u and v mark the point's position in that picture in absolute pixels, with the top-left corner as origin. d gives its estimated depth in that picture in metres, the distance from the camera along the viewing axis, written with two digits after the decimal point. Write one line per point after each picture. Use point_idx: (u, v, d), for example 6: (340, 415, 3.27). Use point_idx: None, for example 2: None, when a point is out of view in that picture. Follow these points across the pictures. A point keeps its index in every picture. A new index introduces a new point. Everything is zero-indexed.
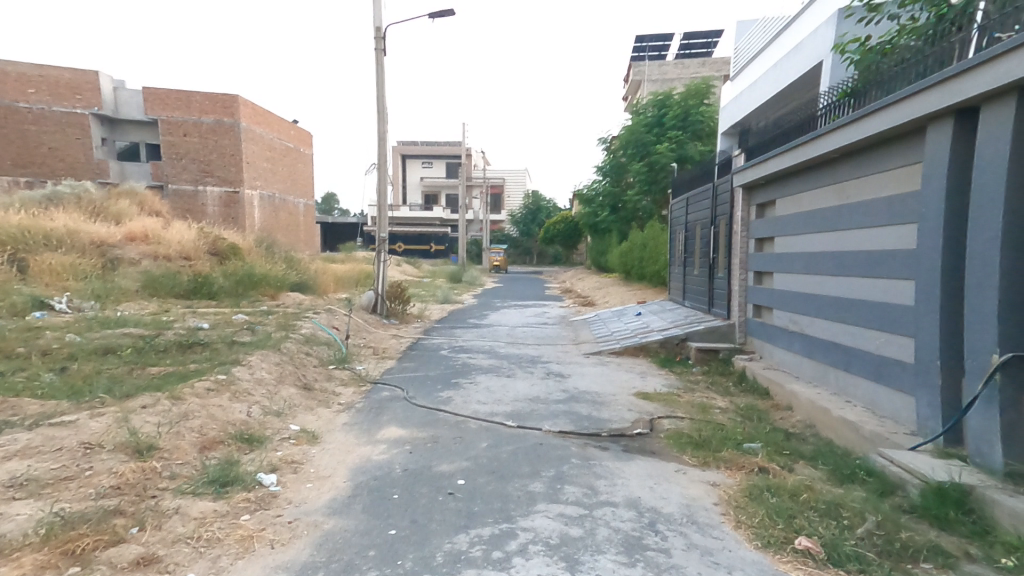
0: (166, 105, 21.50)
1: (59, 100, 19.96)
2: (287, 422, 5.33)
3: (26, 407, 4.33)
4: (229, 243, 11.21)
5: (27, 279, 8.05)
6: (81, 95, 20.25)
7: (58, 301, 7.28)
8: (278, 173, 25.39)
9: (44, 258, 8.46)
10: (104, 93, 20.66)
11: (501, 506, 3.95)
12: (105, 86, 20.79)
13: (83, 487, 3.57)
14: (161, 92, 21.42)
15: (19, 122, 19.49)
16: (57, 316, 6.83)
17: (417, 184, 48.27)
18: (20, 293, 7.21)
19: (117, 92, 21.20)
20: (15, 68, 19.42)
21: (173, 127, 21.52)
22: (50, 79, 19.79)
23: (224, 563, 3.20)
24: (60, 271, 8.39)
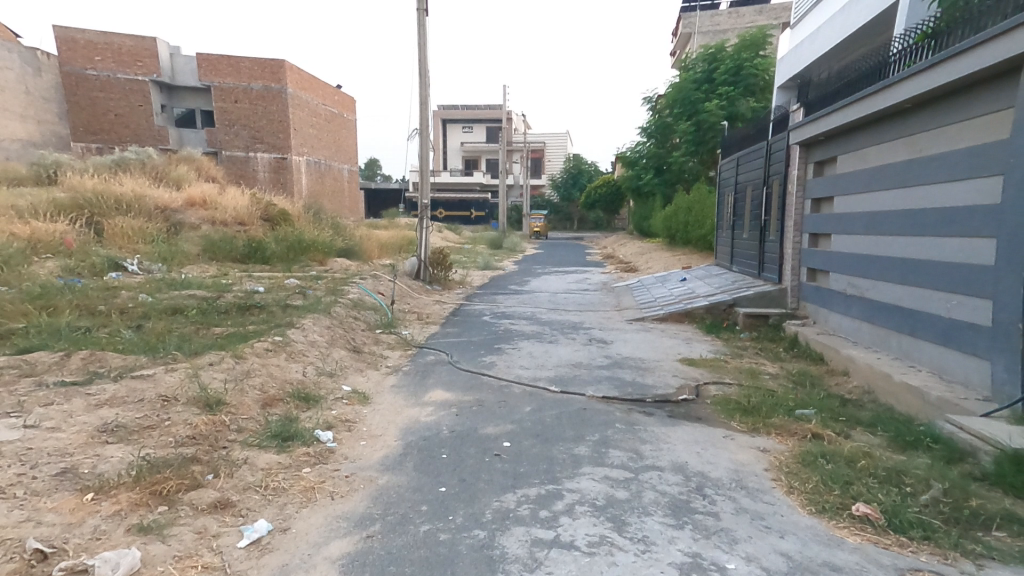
0: (218, 72, 21.95)
1: (122, 68, 20.66)
2: (340, 382, 5.55)
3: (109, 360, 4.65)
4: (280, 210, 11.57)
5: (103, 242, 8.52)
6: (141, 62, 20.90)
7: (129, 262, 7.68)
8: (322, 140, 25.66)
9: (116, 221, 8.92)
10: (161, 61, 21.18)
11: (547, 468, 4.03)
12: (162, 53, 21.35)
13: (163, 436, 3.85)
14: (213, 59, 21.84)
15: (88, 89, 20.29)
16: (130, 277, 7.22)
17: (457, 150, 48.29)
18: (97, 254, 7.64)
19: (173, 58, 21.79)
20: (84, 35, 20.10)
21: (224, 94, 21.99)
22: (113, 47, 20.43)
23: (290, 511, 3.41)
24: (131, 234, 8.83)
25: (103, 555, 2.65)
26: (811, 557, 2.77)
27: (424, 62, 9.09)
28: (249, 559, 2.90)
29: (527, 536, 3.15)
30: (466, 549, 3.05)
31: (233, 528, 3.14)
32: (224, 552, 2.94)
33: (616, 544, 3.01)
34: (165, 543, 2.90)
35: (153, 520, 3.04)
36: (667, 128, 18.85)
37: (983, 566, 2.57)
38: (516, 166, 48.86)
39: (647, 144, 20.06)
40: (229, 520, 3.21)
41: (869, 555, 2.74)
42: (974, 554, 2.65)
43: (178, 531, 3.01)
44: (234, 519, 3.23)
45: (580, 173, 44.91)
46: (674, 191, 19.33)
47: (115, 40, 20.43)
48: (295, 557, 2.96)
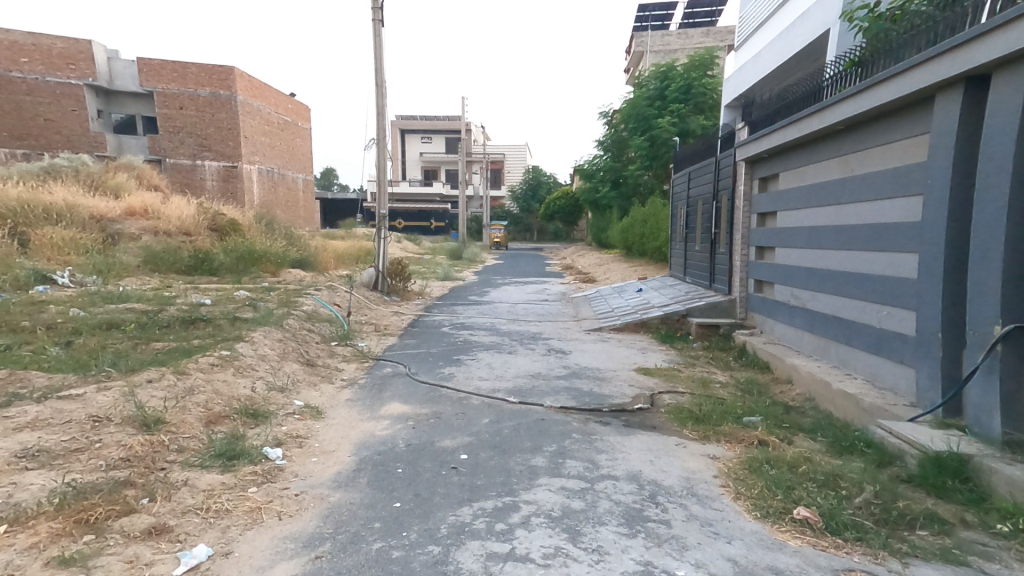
0: (159, 77, 21.16)
1: (53, 71, 19.53)
2: (291, 397, 5.38)
3: (33, 380, 4.34)
4: (229, 219, 11.18)
5: (29, 253, 8.00)
6: (74, 66, 19.87)
7: (59, 275, 7.22)
8: (276, 148, 25.04)
9: (44, 232, 8.38)
10: (98, 64, 20.28)
11: (503, 480, 4.01)
12: (98, 57, 20.42)
13: (93, 459, 3.62)
14: (154, 64, 21.07)
15: (12, 92, 18.99)
16: (60, 290, 6.80)
17: (418, 159, 48.02)
18: (21, 266, 7.15)
19: (110, 62, 20.85)
20: (5, 35, 18.84)
21: (167, 99, 21.10)
22: (43, 48, 19.36)
23: (233, 533, 3.26)
24: (62, 245, 8.33)
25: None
26: (755, 561, 2.85)
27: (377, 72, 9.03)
28: None
29: (482, 550, 3.12)
30: (420, 565, 2.99)
31: (169, 555, 2.97)
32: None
33: (570, 555, 3.01)
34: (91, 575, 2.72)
35: (76, 551, 2.85)
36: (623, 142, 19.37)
37: (909, 564, 2.71)
38: (478, 176, 48.97)
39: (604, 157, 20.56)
40: (165, 546, 3.05)
41: (808, 558, 2.83)
42: (901, 552, 2.79)
43: (106, 561, 2.83)
44: (171, 545, 3.06)
45: (541, 184, 45.42)
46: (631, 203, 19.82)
47: (45, 41, 19.36)
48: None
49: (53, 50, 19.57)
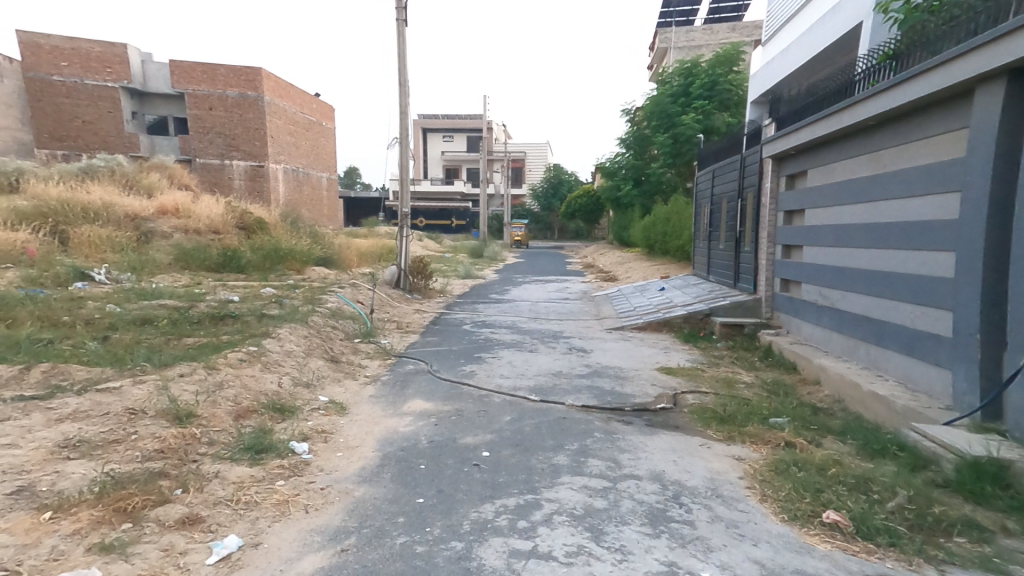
0: (190, 78, 21.59)
1: (91, 74, 20.20)
2: (316, 393, 5.48)
3: (73, 372, 4.50)
4: (256, 218, 11.40)
5: (68, 251, 8.29)
6: (111, 69, 20.50)
7: (96, 272, 7.47)
8: (301, 148, 25.44)
9: (82, 230, 8.68)
10: (132, 67, 20.84)
11: (525, 478, 4.02)
12: (133, 60, 21.02)
13: (130, 450, 3.74)
14: (186, 66, 21.57)
15: (53, 95, 19.74)
16: (97, 287, 7.03)
17: (438, 158, 48.26)
18: (61, 263, 7.42)
19: (145, 65, 21.45)
20: (49, 41, 19.62)
21: (198, 100, 21.58)
22: (81, 52, 20.02)
23: (263, 525, 3.34)
24: (99, 243, 8.60)
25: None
26: (782, 564, 2.81)
27: (401, 71, 9.10)
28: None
29: (505, 547, 3.13)
30: (443, 561, 3.02)
31: (202, 545, 3.07)
32: (191, 569, 2.86)
33: (593, 554, 3.01)
34: (129, 562, 2.82)
35: (116, 539, 2.96)
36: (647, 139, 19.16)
37: (945, 571, 2.64)
38: (498, 175, 48.99)
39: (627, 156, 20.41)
40: (198, 536, 3.14)
41: (838, 562, 2.78)
42: (936, 559, 2.72)
43: (144, 548, 2.94)
44: (203, 535, 3.16)
45: (561, 182, 45.21)
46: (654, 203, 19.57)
47: (82, 45, 20.00)
48: (267, 573, 2.91)
49: (90, 54, 20.23)
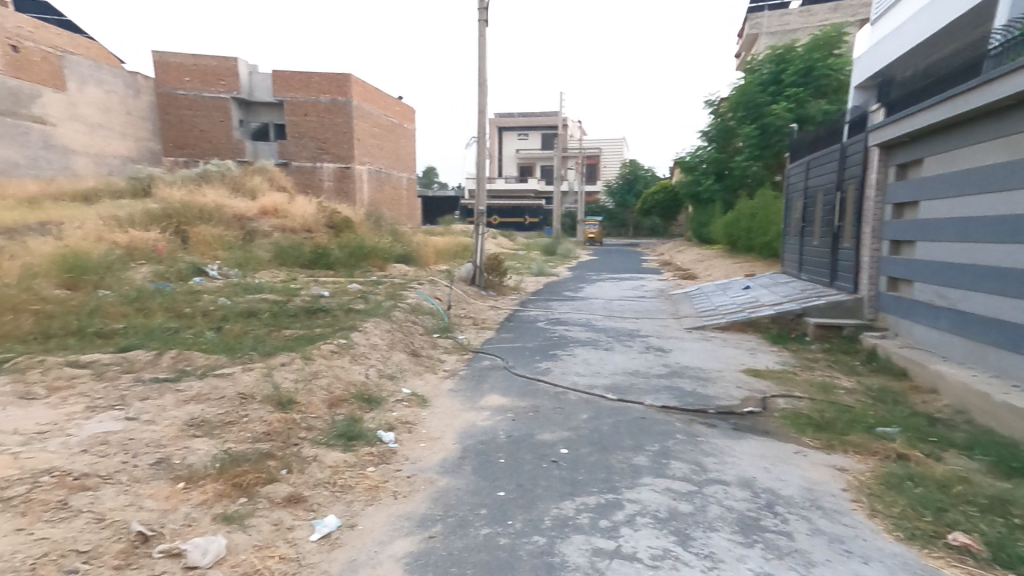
0: (289, 85, 23.21)
1: (207, 87, 22.16)
2: (400, 385, 5.71)
3: (194, 358, 4.97)
4: (343, 217, 11.99)
5: (188, 249, 9.14)
6: (224, 81, 22.35)
7: (211, 268, 8.20)
8: (383, 149, 26.61)
9: (199, 230, 9.55)
10: (241, 77, 22.52)
11: (605, 477, 3.97)
12: (243, 72, 22.73)
13: (243, 431, 4.08)
14: (286, 75, 23.14)
15: (176, 107, 21.90)
16: (211, 281, 7.73)
17: (512, 156, 48.70)
18: (183, 260, 8.22)
19: (252, 76, 23.11)
20: (176, 58, 21.75)
21: (295, 107, 23.17)
22: (199, 66, 21.94)
23: (356, 508, 3.54)
24: (213, 242, 9.41)
25: (195, 540, 2.89)
26: None
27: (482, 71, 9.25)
28: (320, 552, 3.07)
29: (587, 545, 3.11)
30: (526, 554, 3.05)
31: (306, 522, 3.32)
32: (298, 545, 3.11)
33: (680, 559, 2.92)
34: (247, 533, 3.09)
35: (236, 511, 3.24)
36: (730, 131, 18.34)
37: None
38: (572, 171, 48.52)
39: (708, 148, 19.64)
40: (303, 514, 3.39)
41: None
42: None
43: (258, 521, 3.20)
44: (307, 513, 3.41)
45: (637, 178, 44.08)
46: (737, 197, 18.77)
47: (200, 60, 21.89)
48: (363, 553, 3.09)
49: (206, 68, 22.11)
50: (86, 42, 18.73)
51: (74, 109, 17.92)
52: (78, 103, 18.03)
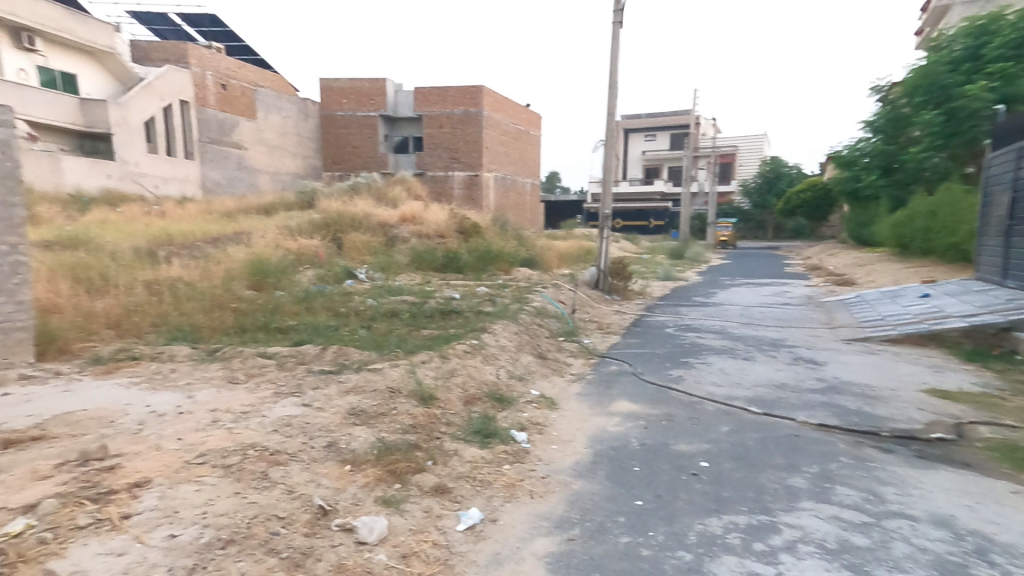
0: (428, 100, 24.10)
1: (359, 107, 23.65)
2: (528, 386, 5.77)
3: (350, 353, 5.45)
4: (472, 223, 12.59)
5: (342, 253, 10.16)
6: (373, 101, 23.59)
7: (360, 272, 9.03)
8: (510, 155, 26.93)
9: (352, 236, 10.58)
10: (388, 97, 23.79)
11: (755, 496, 3.62)
12: (389, 90, 23.88)
13: (392, 422, 4.35)
14: (426, 91, 24.03)
15: (335, 127, 23.77)
16: (360, 283, 8.51)
17: (638, 158, 47.48)
18: (338, 263, 9.16)
19: (398, 94, 24.28)
20: (336, 84, 23.68)
21: (432, 121, 24.12)
22: (355, 89, 23.48)
23: (496, 503, 3.61)
24: (361, 248, 10.36)
25: (362, 519, 3.11)
26: None
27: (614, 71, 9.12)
28: (468, 542, 3.17)
29: (742, 568, 2.85)
30: (672, 570, 2.88)
31: (452, 512, 3.45)
32: (447, 533, 3.24)
33: None
34: (402, 516, 3.27)
35: (392, 495, 3.45)
36: (906, 118, 16.31)
37: None
38: (702, 171, 46.20)
39: (876, 139, 17.62)
40: (449, 504, 3.52)
41: None
42: None
43: (411, 507, 3.38)
44: (452, 504, 3.54)
45: (778, 177, 40.30)
46: (909, 194, 16.56)
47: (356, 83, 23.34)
48: (506, 548, 3.13)
49: (363, 90, 23.85)
50: (270, 76, 22.20)
51: (262, 134, 21.27)
52: (264, 129, 21.35)
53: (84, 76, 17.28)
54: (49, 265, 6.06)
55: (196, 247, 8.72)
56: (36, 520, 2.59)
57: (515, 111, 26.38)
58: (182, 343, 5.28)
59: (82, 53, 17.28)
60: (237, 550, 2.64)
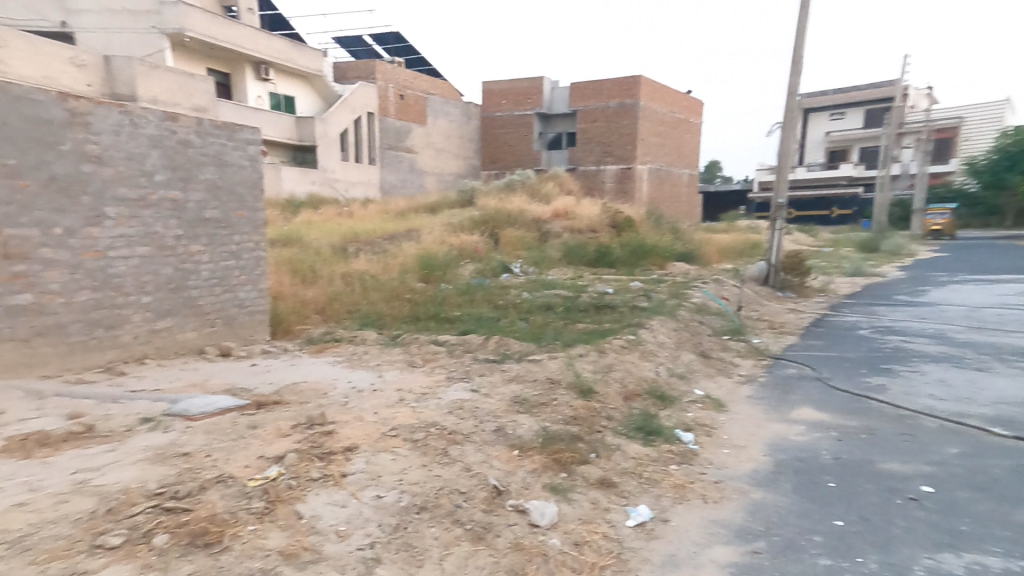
0: (585, 96, 21.54)
1: (517, 106, 22.54)
2: (691, 386, 5.42)
3: (510, 344, 5.66)
4: (625, 217, 12.44)
5: (499, 248, 10.66)
6: (531, 100, 22.25)
7: (515, 266, 9.41)
8: (668, 148, 22.64)
9: (509, 232, 11.06)
10: (545, 95, 22.11)
11: (1009, 537, 2.92)
12: (546, 87, 22.22)
13: (553, 412, 4.33)
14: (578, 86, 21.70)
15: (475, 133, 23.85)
16: (515, 277, 8.84)
17: (821, 140, 35.36)
18: (495, 258, 9.63)
19: (554, 91, 22.39)
20: (496, 84, 22.88)
21: (586, 114, 21.51)
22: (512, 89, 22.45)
23: (665, 504, 3.43)
24: (516, 243, 10.77)
25: (533, 503, 3.17)
26: None
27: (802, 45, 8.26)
28: (639, 540, 3.07)
29: None
30: None
31: (619, 506, 3.36)
32: (617, 527, 3.17)
33: None
34: (570, 506, 3.26)
35: (560, 483, 3.46)
36: None
37: None
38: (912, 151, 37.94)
39: None
40: (615, 499, 3.42)
41: None
42: None
43: (578, 497, 3.35)
44: (618, 498, 3.45)
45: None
46: None
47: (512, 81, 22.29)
48: (681, 550, 2.97)
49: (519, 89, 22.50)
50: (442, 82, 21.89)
51: (428, 139, 21.07)
52: (432, 133, 21.09)
53: (303, 99, 17.79)
54: (274, 258, 7.21)
55: (377, 243, 9.74)
56: (283, 471, 2.91)
57: (678, 96, 21.90)
58: (371, 328, 5.94)
59: (302, 76, 17.64)
60: (430, 516, 2.84)
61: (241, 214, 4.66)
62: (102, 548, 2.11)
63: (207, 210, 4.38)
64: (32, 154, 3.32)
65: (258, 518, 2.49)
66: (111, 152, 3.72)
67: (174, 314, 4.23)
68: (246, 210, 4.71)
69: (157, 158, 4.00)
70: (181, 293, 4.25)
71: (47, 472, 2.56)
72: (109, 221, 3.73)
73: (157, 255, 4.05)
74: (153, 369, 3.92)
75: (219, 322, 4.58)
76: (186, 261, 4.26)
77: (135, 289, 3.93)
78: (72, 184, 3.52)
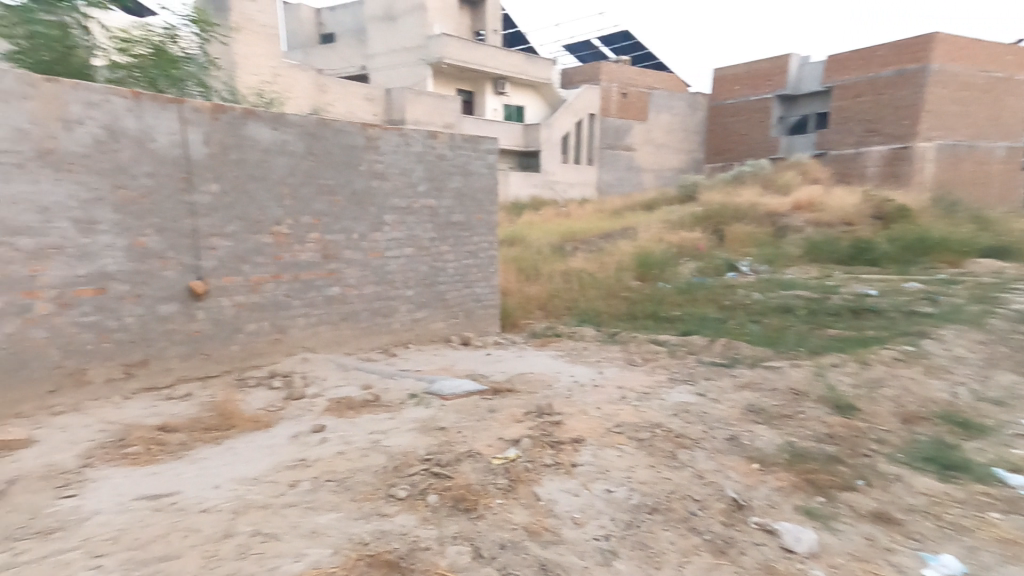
0: (847, 68, 15.95)
1: (750, 90, 18.45)
2: (1016, 415, 3.97)
3: (742, 347, 5.09)
4: (896, 205, 9.98)
5: (723, 245, 9.80)
6: (771, 80, 17.78)
7: (743, 265, 8.49)
8: (997, 117, 14.80)
9: (736, 228, 10.01)
10: (791, 74, 17.40)
11: None
12: (793, 64, 17.43)
13: (800, 427, 3.63)
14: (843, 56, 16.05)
15: (723, 117, 19.48)
16: (743, 277, 8.00)
17: None
18: (718, 257, 8.88)
19: (803, 67, 17.37)
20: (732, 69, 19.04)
21: (846, 88, 15.96)
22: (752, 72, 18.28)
23: (987, 560, 2.45)
24: (745, 240, 9.75)
25: (783, 524, 2.53)
26: None
27: None
28: None
29: None
30: None
31: (908, 549, 2.49)
32: (907, 573, 2.33)
33: None
34: (835, 536, 2.54)
35: (818, 507, 2.76)
36: None
37: None
38: None
39: None
40: (901, 539, 2.57)
41: None
42: None
43: (846, 528, 2.60)
44: (906, 540, 2.57)
45: None
46: None
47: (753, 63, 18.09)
48: None
49: (761, 71, 18.18)
50: (667, 76, 19.75)
51: (649, 135, 19.34)
52: (653, 129, 19.23)
53: (529, 108, 17.23)
54: (505, 258, 7.85)
55: (594, 242, 9.90)
56: (520, 453, 2.76)
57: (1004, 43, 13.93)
58: (590, 325, 6.05)
59: (532, 86, 17.06)
60: (663, 520, 2.41)
61: (479, 217, 4.88)
62: (394, 497, 2.30)
63: (453, 214, 4.64)
64: (342, 175, 3.74)
65: (503, 494, 2.39)
66: (391, 168, 4.09)
67: (429, 306, 4.59)
68: (484, 213, 4.93)
69: (420, 172, 4.31)
70: (434, 288, 4.59)
71: (354, 430, 2.88)
72: (387, 228, 4.13)
73: (420, 254, 4.40)
74: (415, 353, 4.34)
75: (461, 313, 4.91)
76: (437, 260, 4.57)
77: (403, 284, 4.32)
78: (366, 197, 3.93)
